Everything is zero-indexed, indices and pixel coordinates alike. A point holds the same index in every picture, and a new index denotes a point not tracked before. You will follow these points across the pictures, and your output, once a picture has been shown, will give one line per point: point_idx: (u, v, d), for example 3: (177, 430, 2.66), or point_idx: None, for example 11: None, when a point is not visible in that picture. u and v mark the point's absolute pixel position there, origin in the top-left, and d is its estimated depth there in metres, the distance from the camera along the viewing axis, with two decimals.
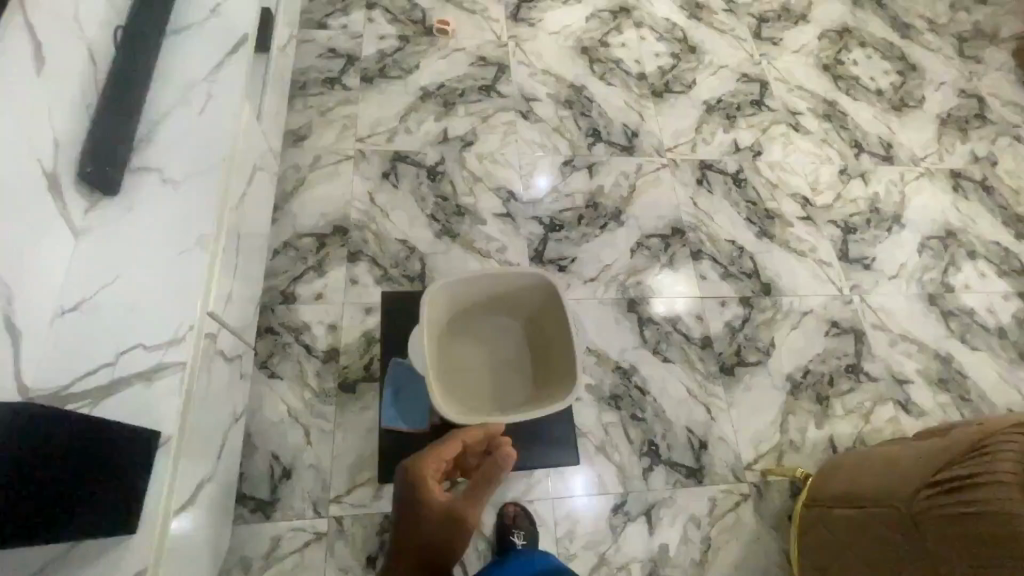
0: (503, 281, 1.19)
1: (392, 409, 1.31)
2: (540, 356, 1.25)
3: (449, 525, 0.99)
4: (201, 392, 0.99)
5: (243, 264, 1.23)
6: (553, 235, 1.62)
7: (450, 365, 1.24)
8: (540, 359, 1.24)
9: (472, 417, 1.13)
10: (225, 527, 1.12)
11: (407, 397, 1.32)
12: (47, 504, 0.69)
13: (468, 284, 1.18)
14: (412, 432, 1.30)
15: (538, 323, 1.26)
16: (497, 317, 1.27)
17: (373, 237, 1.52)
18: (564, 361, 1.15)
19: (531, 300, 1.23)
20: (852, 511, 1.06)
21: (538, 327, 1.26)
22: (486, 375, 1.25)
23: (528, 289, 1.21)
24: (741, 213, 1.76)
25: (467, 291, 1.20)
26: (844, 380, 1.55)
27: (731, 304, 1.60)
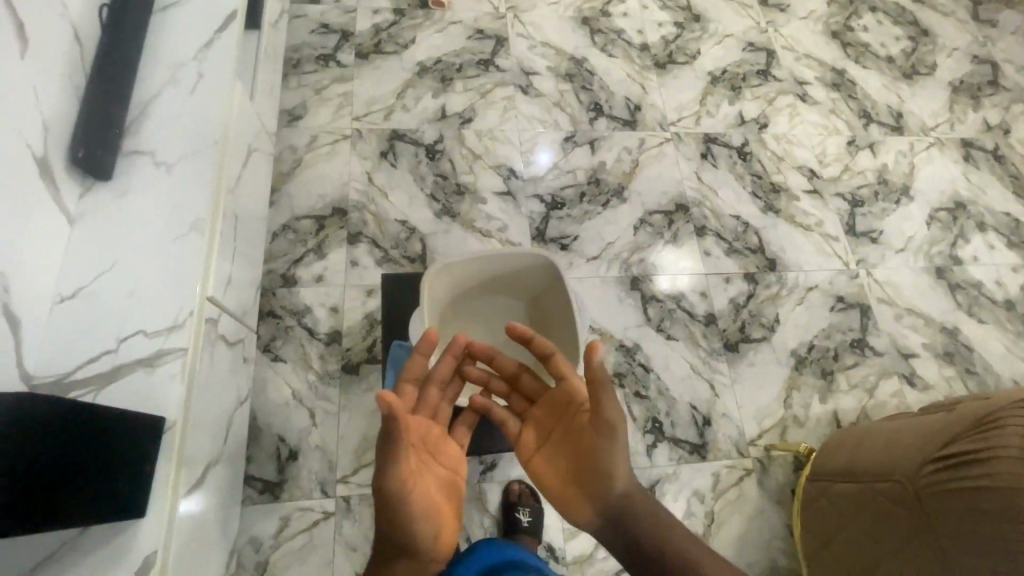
0: (503, 262, 1.15)
1: None
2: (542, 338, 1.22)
3: (440, 447, 0.85)
4: (204, 376, 0.99)
5: (242, 248, 1.22)
6: (555, 213, 1.60)
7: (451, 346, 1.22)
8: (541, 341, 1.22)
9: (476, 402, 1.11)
10: (233, 507, 1.13)
11: None
12: (60, 502, 0.69)
13: (471, 266, 1.15)
14: None
15: (540, 305, 1.22)
16: (497, 298, 1.25)
17: (372, 218, 1.51)
18: (566, 344, 1.13)
19: (531, 280, 1.20)
20: (854, 487, 1.06)
21: (539, 309, 1.23)
22: None
23: (528, 270, 1.17)
24: (747, 186, 1.73)
25: (469, 273, 1.16)
26: (849, 355, 1.54)
27: (735, 280, 1.59)
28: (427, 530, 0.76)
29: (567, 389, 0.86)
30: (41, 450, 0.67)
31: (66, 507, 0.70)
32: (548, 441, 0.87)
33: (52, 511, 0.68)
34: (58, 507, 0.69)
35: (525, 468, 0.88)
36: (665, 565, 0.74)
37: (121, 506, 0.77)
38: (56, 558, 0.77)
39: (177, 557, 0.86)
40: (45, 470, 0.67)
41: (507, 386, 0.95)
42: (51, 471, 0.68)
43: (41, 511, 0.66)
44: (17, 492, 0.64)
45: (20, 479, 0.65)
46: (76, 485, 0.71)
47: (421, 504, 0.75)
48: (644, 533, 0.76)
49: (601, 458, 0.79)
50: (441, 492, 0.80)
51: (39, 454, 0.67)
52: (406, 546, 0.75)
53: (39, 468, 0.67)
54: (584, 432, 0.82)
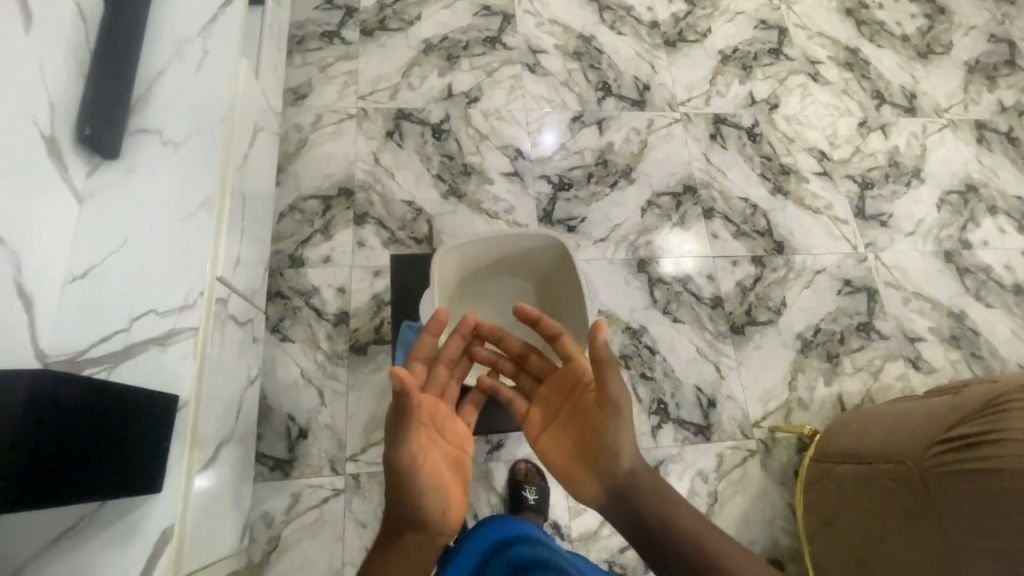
0: (513, 243, 1.15)
1: None
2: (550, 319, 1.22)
3: (449, 425, 0.86)
4: (215, 355, 1.00)
5: (250, 227, 1.22)
6: (562, 194, 1.58)
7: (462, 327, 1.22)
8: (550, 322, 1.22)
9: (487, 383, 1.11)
10: (245, 482, 1.15)
11: None
12: (80, 478, 0.70)
13: (481, 246, 1.14)
14: None
15: (549, 287, 1.22)
16: (507, 280, 1.24)
17: (379, 198, 1.50)
18: (576, 326, 1.13)
19: (541, 262, 1.19)
20: (860, 468, 1.06)
21: (548, 291, 1.22)
22: None
23: (538, 251, 1.16)
24: (756, 168, 1.71)
25: (479, 253, 1.16)
26: (855, 338, 1.54)
27: (743, 263, 1.58)
28: (437, 505, 0.77)
29: (573, 369, 0.87)
30: (57, 432, 0.68)
31: (85, 486, 0.71)
32: (555, 420, 0.87)
33: (75, 485, 0.70)
34: (76, 488, 0.70)
35: (532, 446, 0.89)
36: (669, 540, 0.75)
37: (135, 485, 0.78)
38: (74, 531, 0.79)
39: (192, 533, 0.89)
40: (60, 452, 0.68)
41: (515, 365, 0.95)
42: (75, 447, 0.70)
43: (59, 489, 0.68)
44: (45, 466, 0.66)
45: (37, 461, 0.65)
46: (98, 461, 0.73)
47: (431, 479, 0.77)
48: (648, 509, 0.78)
49: (606, 437, 0.80)
50: (451, 469, 0.82)
51: (54, 438, 0.67)
52: (416, 519, 0.76)
53: (55, 450, 0.67)
54: (590, 410, 0.83)
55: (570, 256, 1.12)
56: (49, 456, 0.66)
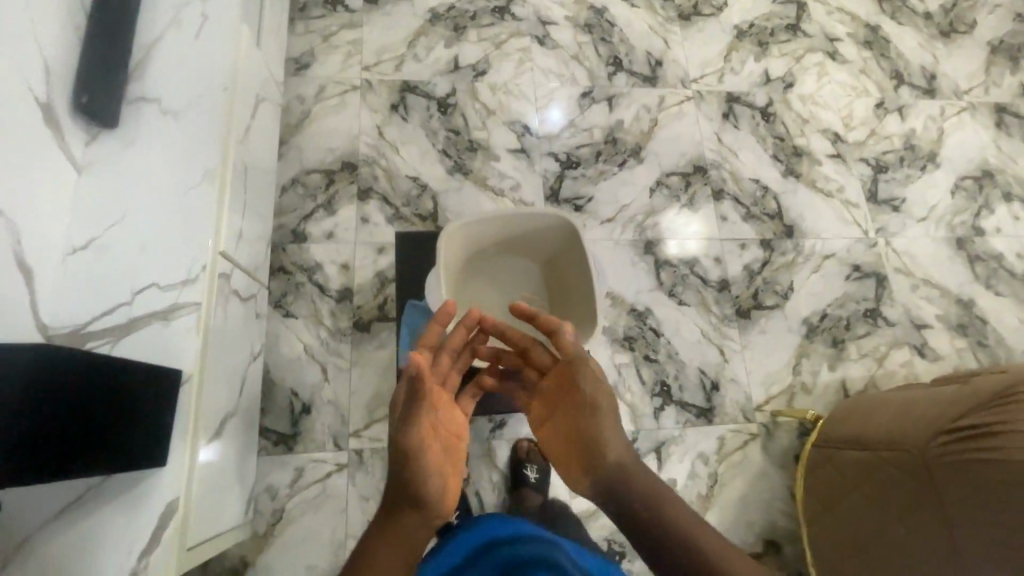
0: (520, 222, 1.11)
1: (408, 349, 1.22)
2: (557, 300, 1.19)
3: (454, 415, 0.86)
4: (219, 329, 0.99)
5: (253, 201, 1.20)
6: (570, 172, 1.55)
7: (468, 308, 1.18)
8: (556, 303, 1.19)
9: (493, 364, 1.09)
10: (250, 456, 1.16)
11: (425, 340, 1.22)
12: (86, 453, 0.70)
13: (487, 226, 1.11)
14: None
15: (556, 267, 1.20)
16: (512, 261, 1.22)
17: (383, 173, 1.47)
18: (582, 309, 1.11)
19: (548, 241, 1.16)
20: (865, 455, 1.06)
21: (555, 271, 1.20)
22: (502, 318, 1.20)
23: (545, 231, 1.14)
24: (768, 149, 1.67)
25: (487, 232, 1.13)
26: (861, 324, 1.53)
27: (751, 246, 1.56)
28: (438, 486, 0.77)
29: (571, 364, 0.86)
30: (63, 406, 0.67)
31: (92, 461, 0.71)
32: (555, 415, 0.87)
33: (81, 460, 0.69)
34: (78, 462, 0.69)
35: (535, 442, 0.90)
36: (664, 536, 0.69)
37: (140, 459, 0.78)
38: (85, 499, 0.80)
39: (198, 507, 0.89)
40: (64, 427, 0.67)
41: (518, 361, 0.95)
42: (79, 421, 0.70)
43: (65, 464, 0.68)
44: (49, 442, 0.66)
45: (43, 434, 0.65)
46: (102, 435, 0.72)
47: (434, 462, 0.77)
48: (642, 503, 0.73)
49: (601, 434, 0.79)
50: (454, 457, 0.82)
51: (60, 411, 0.67)
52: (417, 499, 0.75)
53: (61, 424, 0.67)
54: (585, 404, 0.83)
55: (578, 237, 1.09)
56: (53, 429, 0.66)
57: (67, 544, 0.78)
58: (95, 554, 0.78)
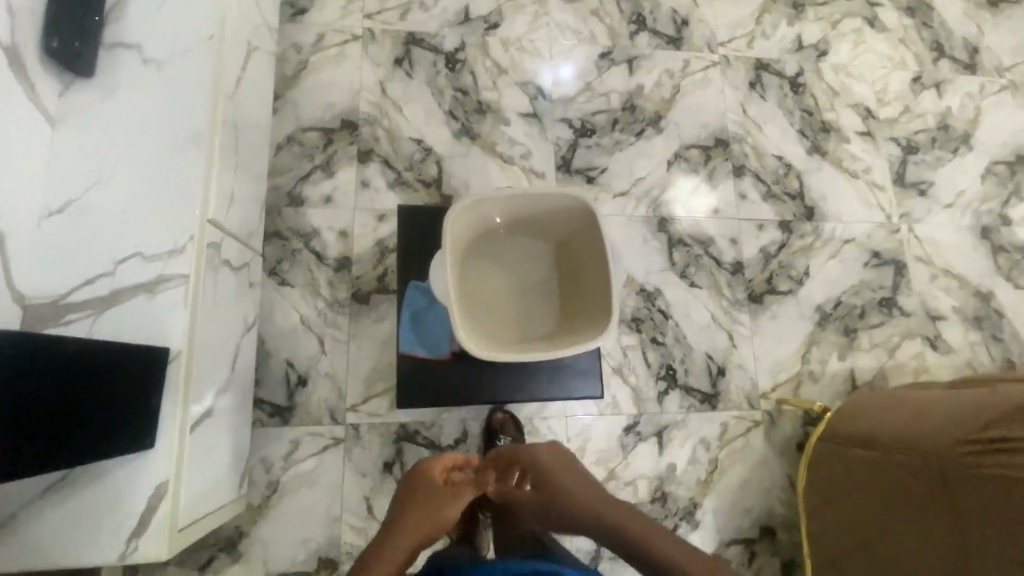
0: (536, 203, 1.04)
1: (411, 334, 1.26)
2: (568, 287, 1.10)
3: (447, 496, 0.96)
4: (208, 303, 0.93)
5: (246, 162, 1.12)
6: (583, 141, 1.46)
7: (472, 292, 1.08)
8: (567, 290, 1.10)
9: (492, 350, 0.99)
10: (244, 429, 1.13)
11: (428, 323, 1.27)
12: (69, 441, 0.66)
13: (502, 205, 1.04)
14: (431, 358, 1.26)
15: (570, 252, 1.10)
16: (524, 245, 1.12)
17: (385, 134, 1.38)
18: (595, 298, 1.02)
19: (564, 226, 1.08)
20: (873, 454, 1.04)
21: (568, 257, 1.11)
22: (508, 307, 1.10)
23: (562, 214, 1.06)
24: (794, 123, 1.57)
25: (502, 210, 1.05)
26: (875, 313, 1.48)
27: (769, 228, 1.49)
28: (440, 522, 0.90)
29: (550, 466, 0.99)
30: (43, 392, 0.62)
31: (76, 449, 0.67)
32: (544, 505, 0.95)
33: (66, 449, 0.65)
34: (64, 452, 0.65)
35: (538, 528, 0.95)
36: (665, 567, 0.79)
37: (127, 440, 0.74)
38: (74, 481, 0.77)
39: (187, 486, 0.86)
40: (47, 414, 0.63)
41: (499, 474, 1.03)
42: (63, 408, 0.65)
43: (52, 454, 0.63)
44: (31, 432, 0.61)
45: (26, 421, 0.60)
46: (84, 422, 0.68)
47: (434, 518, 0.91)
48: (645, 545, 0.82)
49: (542, 459, 0.99)
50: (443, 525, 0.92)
51: (44, 390, 0.62)
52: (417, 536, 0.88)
53: (43, 412, 0.62)
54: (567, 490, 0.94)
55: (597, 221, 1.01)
56: (38, 411, 0.61)
57: (50, 525, 0.75)
58: (83, 536, 0.76)
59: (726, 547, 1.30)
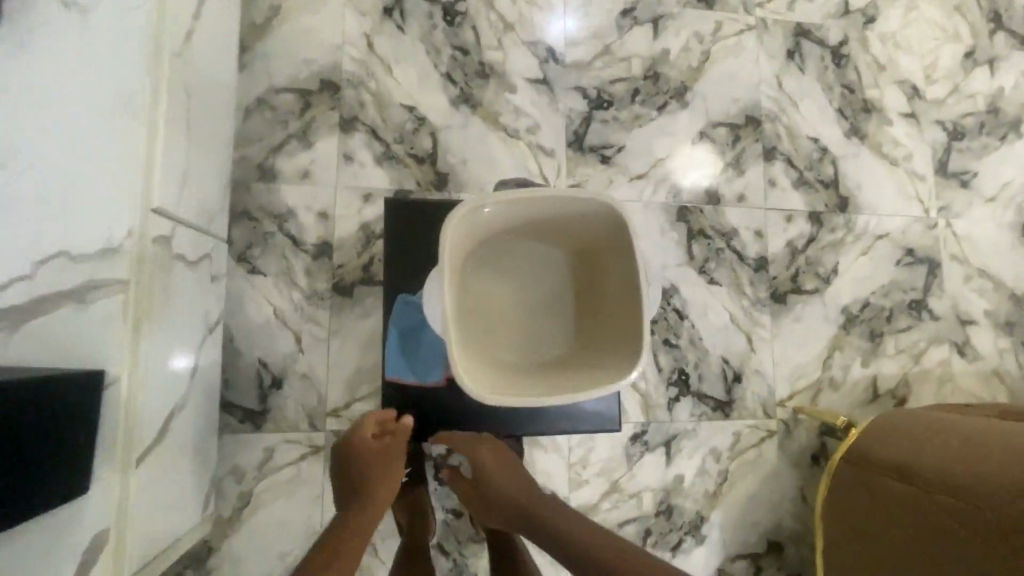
0: (558, 202, 0.78)
1: (399, 356, 1.04)
2: (587, 304, 0.86)
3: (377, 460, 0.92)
4: (161, 313, 0.80)
5: (203, 133, 0.94)
6: (599, 114, 1.28)
7: (471, 307, 0.84)
8: (586, 309, 0.86)
9: (493, 387, 0.76)
10: (210, 440, 1.00)
11: (417, 344, 1.04)
12: None
13: (515, 203, 0.78)
14: (418, 386, 1.04)
15: (594, 259, 0.85)
16: (539, 250, 0.87)
17: (372, 99, 1.19)
18: (621, 327, 0.79)
19: (590, 230, 0.82)
20: (907, 488, 0.97)
21: (589, 266, 0.86)
22: (514, 326, 0.86)
23: (590, 218, 0.80)
24: (834, 100, 1.40)
25: (516, 208, 0.79)
26: (903, 316, 1.37)
27: (798, 220, 1.35)
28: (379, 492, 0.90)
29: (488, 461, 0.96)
30: None
31: None
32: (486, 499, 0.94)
33: None
34: None
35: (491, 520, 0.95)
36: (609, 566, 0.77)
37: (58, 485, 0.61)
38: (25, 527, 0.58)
39: (136, 524, 0.74)
40: None
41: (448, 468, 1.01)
42: None
43: None
44: None
45: None
46: None
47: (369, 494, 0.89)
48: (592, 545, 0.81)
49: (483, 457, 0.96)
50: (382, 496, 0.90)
51: None
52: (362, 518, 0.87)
53: None
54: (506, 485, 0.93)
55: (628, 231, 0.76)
56: None
57: None
58: None
59: (731, 562, 1.23)
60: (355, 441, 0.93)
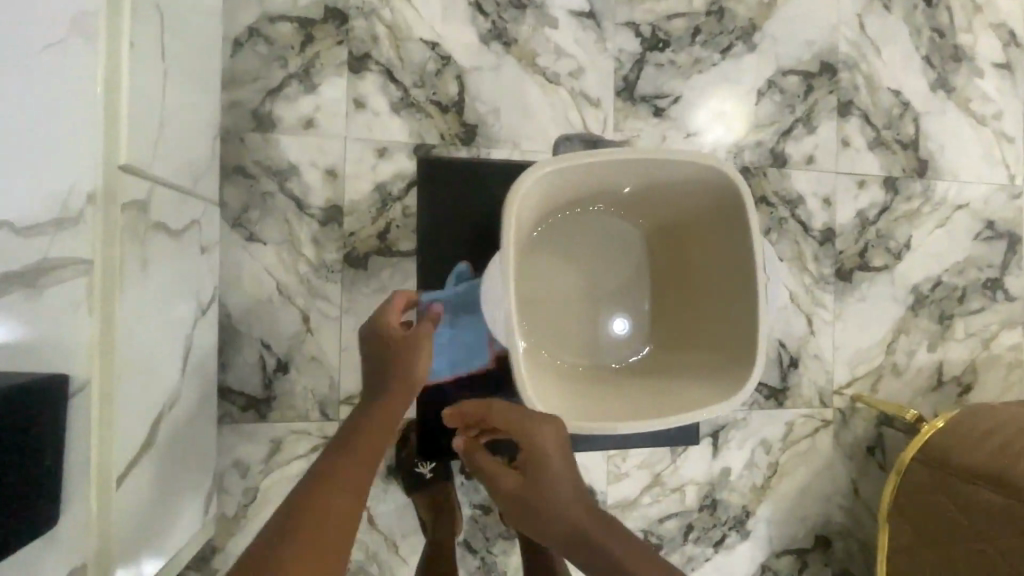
0: (653, 174, 0.71)
1: (443, 356, 0.90)
2: (668, 288, 0.80)
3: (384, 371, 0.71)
4: (137, 297, 0.64)
5: (183, 71, 0.75)
6: (653, 56, 1.09)
7: (537, 296, 0.77)
8: (667, 292, 0.80)
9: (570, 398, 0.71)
10: (208, 433, 0.88)
11: (465, 344, 0.90)
12: None
13: (597, 173, 0.71)
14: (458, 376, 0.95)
15: (678, 242, 0.79)
16: (614, 230, 0.80)
17: (386, 33, 0.99)
18: (720, 320, 0.73)
19: (683, 208, 0.76)
20: (996, 497, 0.88)
21: (671, 244, 0.79)
22: (582, 317, 0.79)
23: (688, 192, 0.73)
24: (921, 46, 1.21)
25: (597, 180, 0.72)
26: (977, 297, 1.24)
27: (871, 185, 1.18)
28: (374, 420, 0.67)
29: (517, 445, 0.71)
30: None
31: None
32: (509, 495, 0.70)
33: None
34: None
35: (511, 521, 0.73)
36: None
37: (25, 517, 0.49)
38: None
39: (125, 549, 0.62)
40: None
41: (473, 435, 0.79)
42: None
43: None
44: None
45: None
46: None
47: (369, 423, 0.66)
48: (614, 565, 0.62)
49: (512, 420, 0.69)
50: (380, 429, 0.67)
51: None
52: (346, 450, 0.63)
53: None
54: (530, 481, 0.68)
55: (738, 212, 0.69)
56: None
57: None
58: None
59: (776, 558, 1.15)
60: (383, 331, 0.74)
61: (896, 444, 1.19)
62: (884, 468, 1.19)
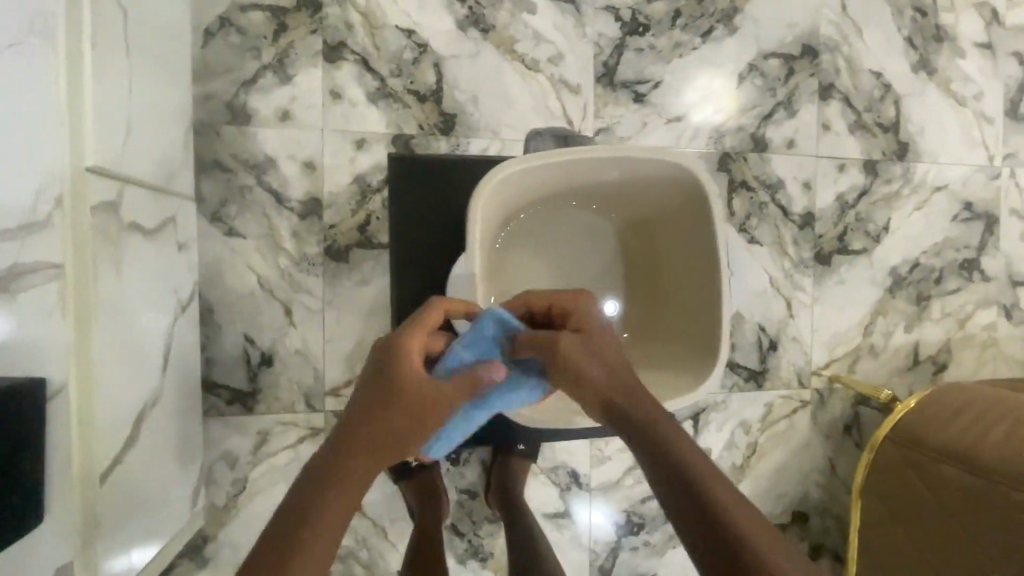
0: (623, 172, 0.73)
1: None
2: (641, 284, 0.82)
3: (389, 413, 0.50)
4: (113, 298, 0.65)
5: (151, 67, 0.74)
6: (634, 41, 1.08)
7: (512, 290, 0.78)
8: (642, 288, 0.82)
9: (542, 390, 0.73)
10: (194, 427, 0.89)
11: None
12: None
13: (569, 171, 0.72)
14: None
15: (651, 238, 0.80)
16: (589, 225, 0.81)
17: (361, 21, 0.97)
18: (691, 314, 0.75)
19: (654, 206, 0.77)
20: (958, 474, 0.92)
21: (645, 242, 0.81)
22: None
23: (657, 190, 0.75)
24: (903, 27, 1.20)
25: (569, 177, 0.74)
26: (954, 277, 1.26)
27: (851, 169, 1.19)
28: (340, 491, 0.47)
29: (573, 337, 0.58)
30: None
31: None
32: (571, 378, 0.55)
33: None
34: None
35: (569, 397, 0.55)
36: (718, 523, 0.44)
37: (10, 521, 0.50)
38: None
39: (111, 544, 0.64)
40: None
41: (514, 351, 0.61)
42: None
43: None
44: None
45: None
46: None
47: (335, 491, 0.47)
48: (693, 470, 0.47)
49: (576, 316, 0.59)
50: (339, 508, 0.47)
51: None
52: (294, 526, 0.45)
53: None
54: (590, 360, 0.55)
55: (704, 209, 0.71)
56: None
57: None
58: None
59: None
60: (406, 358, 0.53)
61: (872, 422, 1.22)
62: (859, 446, 1.23)
